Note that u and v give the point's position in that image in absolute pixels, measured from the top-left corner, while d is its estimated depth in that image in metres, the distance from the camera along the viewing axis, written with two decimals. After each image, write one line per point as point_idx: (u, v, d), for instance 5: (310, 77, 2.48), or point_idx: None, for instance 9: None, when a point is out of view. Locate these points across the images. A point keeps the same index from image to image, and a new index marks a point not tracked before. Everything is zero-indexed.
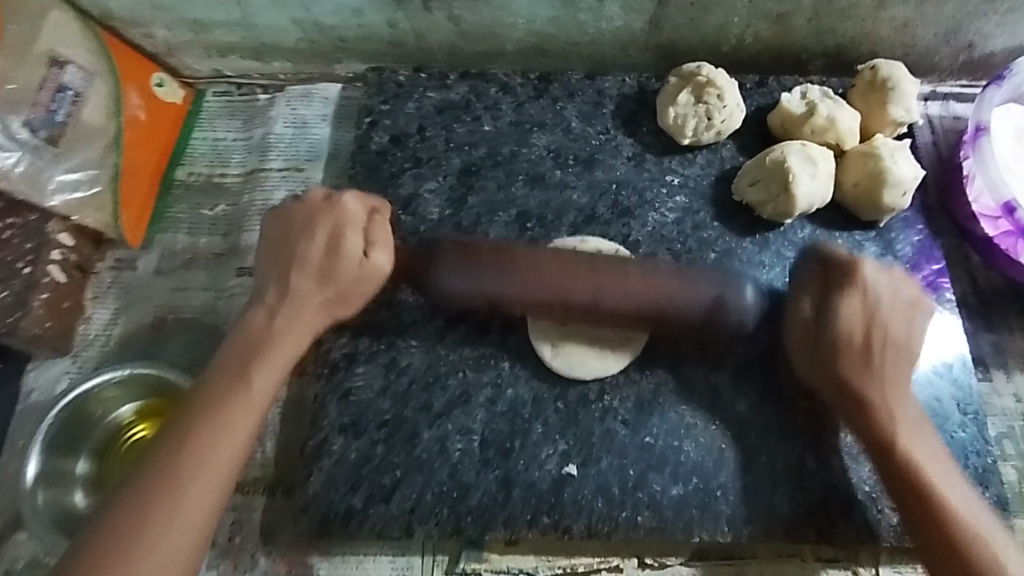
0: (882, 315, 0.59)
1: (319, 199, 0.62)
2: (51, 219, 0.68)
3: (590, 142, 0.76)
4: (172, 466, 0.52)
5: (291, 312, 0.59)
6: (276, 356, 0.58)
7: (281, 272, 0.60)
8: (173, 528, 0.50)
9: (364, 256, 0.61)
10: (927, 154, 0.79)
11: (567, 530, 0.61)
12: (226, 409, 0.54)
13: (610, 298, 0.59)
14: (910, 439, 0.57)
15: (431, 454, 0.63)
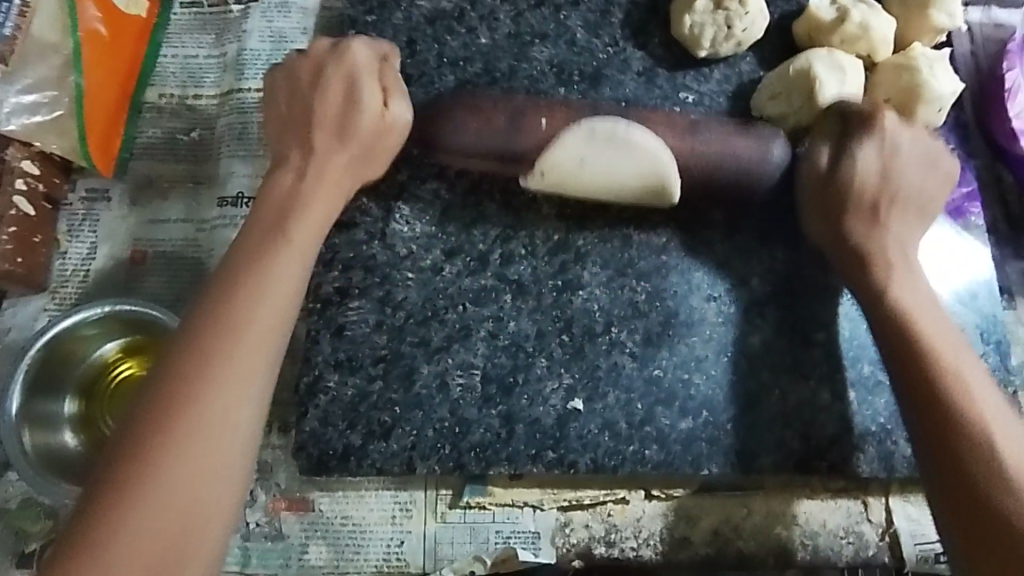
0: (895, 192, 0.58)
1: (326, 50, 0.60)
2: (11, 144, 0.64)
3: (596, 56, 0.70)
4: (197, 372, 0.46)
5: (316, 170, 0.57)
6: (306, 215, 0.55)
7: (295, 126, 0.58)
8: (206, 441, 0.45)
9: (379, 110, 0.59)
10: (965, 65, 0.72)
11: (572, 467, 0.59)
12: (253, 299, 0.49)
13: (645, 164, 0.60)
14: (922, 314, 0.55)
15: (429, 391, 0.60)
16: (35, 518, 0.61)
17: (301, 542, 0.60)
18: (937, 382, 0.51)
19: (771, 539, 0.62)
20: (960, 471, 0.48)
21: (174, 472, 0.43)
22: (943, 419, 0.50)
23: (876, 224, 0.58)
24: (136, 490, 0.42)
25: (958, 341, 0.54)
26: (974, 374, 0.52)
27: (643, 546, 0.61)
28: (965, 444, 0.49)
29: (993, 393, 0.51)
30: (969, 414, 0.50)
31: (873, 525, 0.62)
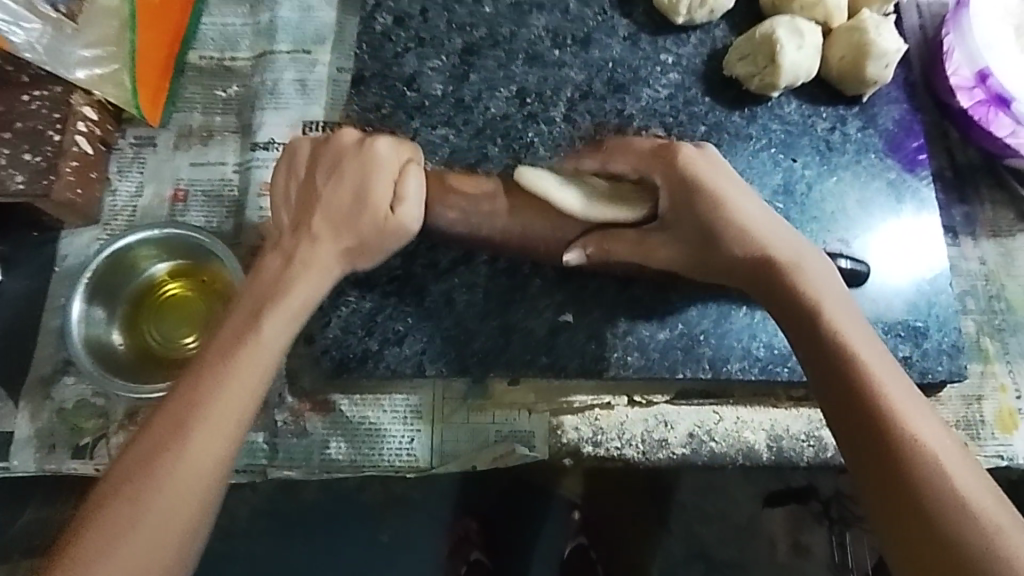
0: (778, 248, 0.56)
1: (352, 142, 0.63)
2: (74, 92, 0.72)
3: (587, 23, 0.79)
4: (173, 433, 0.49)
5: (303, 258, 0.59)
6: (287, 306, 0.56)
7: (303, 209, 0.61)
8: (171, 500, 0.47)
9: (387, 211, 0.61)
10: (914, 34, 0.82)
11: (562, 369, 0.67)
12: (232, 366, 0.52)
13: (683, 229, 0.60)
14: (821, 302, 0.53)
15: (438, 305, 0.68)
16: (88, 416, 0.69)
17: (324, 438, 0.69)
18: (859, 389, 0.48)
19: (739, 441, 0.69)
20: (848, 406, 0.48)
21: (137, 536, 0.46)
22: (845, 379, 0.49)
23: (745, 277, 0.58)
24: (105, 543, 0.46)
25: (881, 353, 0.51)
26: (869, 349, 0.51)
27: (626, 446, 0.69)
28: (863, 407, 0.47)
29: (892, 367, 0.50)
30: (865, 376, 0.49)
31: (832, 431, 0.70)
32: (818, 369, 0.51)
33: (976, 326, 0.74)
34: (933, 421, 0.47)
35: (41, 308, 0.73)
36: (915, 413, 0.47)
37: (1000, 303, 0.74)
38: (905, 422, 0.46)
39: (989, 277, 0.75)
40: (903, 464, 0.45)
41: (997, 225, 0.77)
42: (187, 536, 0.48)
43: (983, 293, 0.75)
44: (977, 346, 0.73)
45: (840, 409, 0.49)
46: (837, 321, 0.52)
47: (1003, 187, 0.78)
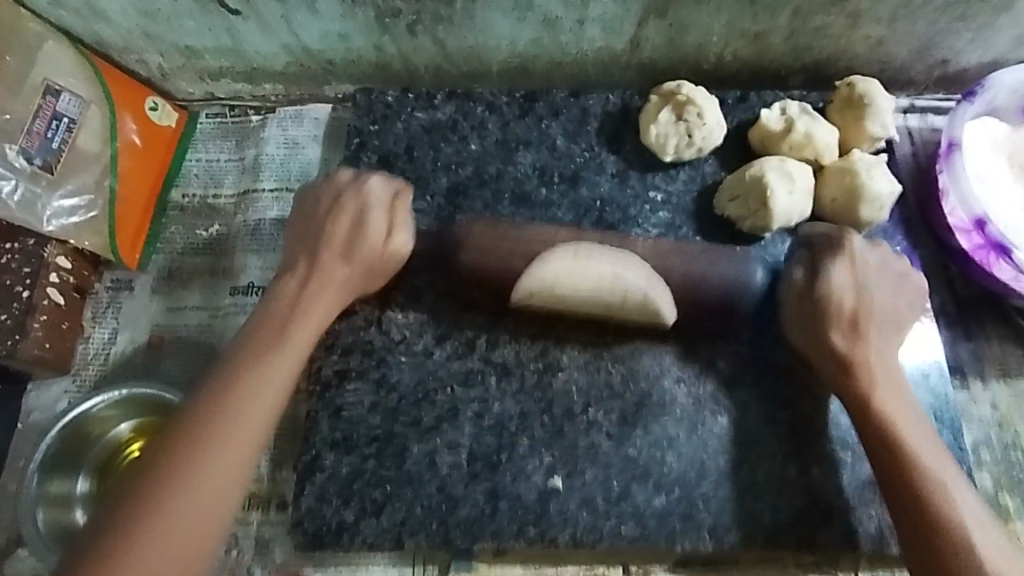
0: (870, 311, 0.62)
1: (347, 180, 0.65)
2: (49, 243, 0.70)
3: (574, 160, 0.78)
4: (248, 368, 0.56)
5: (318, 282, 0.62)
6: (308, 315, 0.61)
7: (307, 245, 0.63)
8: (240, 440, 0.54)
9: (384, 239, 0.64)
10: (905, 164, 0.81)
11: (553, 541, 0.62)
12: (305, 303, 0.61)
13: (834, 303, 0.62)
14: (880, 383, 0.60)
15: (420, 469, 0.64)
16: None
17: None
18: (916, 481, 0.55)
19: None
20: (903, 490, 0.55)
21: (216, 472, 0.52)
22: (902, 462, 0.56)
23: (857, 338, 0.61)
24: (183, 479, 0.51)
25: (932, 440, 0.58)
26: (914, 427, 0.58)
27: None
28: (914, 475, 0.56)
29: (930, 436, 0.58)
30: (905, 443, 0.57)
31: None
32: (887, 463, 0.57)
33: (993, 480, 0.69)
34: (971, 490, 0.56)
35: (2, 469, 0.69)
36: (958, 487, 0.55)
37: (1016, 453, 0.70)
38: (947, 492, 0.55)
39: (1002, 423, 0.71)
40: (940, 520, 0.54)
41: (1007, 365, 0.74)
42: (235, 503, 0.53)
43: (998, 442, 0.71)
44: (996, 503, 0.68)
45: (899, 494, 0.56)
46: (891, 407, 0.59)
47: (1009, 323, 0.75)
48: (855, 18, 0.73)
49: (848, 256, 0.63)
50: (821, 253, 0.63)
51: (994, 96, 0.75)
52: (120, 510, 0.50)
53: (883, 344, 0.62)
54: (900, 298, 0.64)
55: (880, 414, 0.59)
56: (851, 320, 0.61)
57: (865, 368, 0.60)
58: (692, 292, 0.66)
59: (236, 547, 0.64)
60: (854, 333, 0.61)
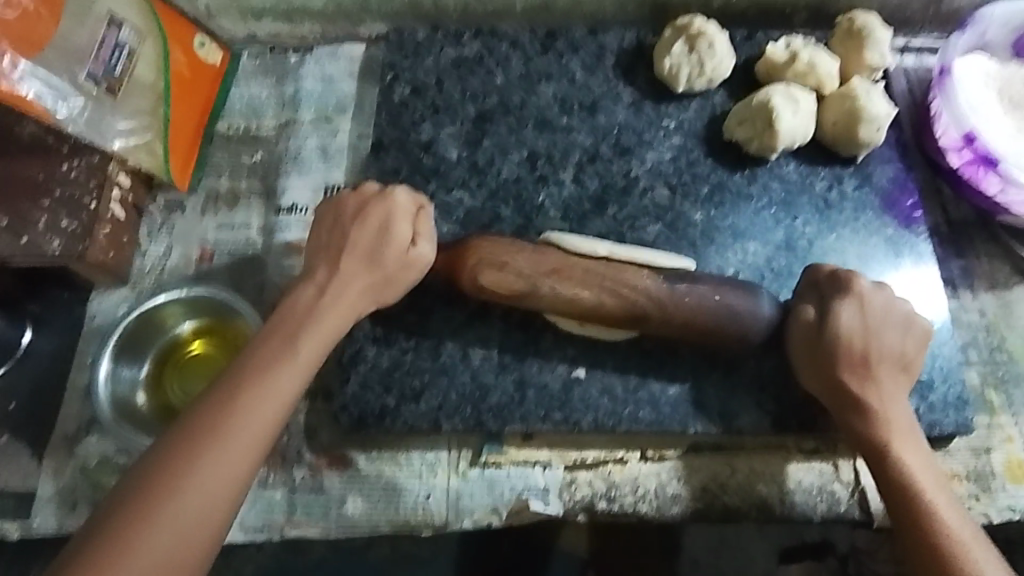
0: (878, 348, 0.63)
1: (374, 191, 0.69)
2: (111, 159, 0.76)
3: (593, 91, 0.84)
4: (253, 377, 0.58)
5: (336, 290, 0.64)
6: (322, 323, 0.62)
7: (331, 256, 0.66)
8: (238, 441, 0.55)
9: (408, 245, 0.67)
10: (903, 97, 0.86)
11: (576, 424, 0.68)
12: (318, 310, 0.63)
13: (843, 345, 0.63)
14: (890, 422, 0.62)
15: (454, 361, 0.70)
16: (110, 473, 0.69)
17: (341, 494, 0.69)
18: (920, 504, 0.58)
19: (753, 495, 0.69)
20: (906, 517, 0.58)
21: (212, 472, 0.54)
22: (904, 498, 0.59)
23: (866, 377, 0.63)
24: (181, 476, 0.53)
25: (931, 469, 0.61)
26: (917, 460, 0.61)
27: (640, 500, 0.69)
28: (917, 508, 0.58)
29: (929, 468, 0.61)
30: (906, 473, 0.60)
31: (843, 484, 0.70)
32: (893, 494, 0.59)
33: (979, 377, 0.75)
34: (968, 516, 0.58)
35: (69, 367, 0.75)
36: (954, 515, 0.58)
37: (1002, 354, 0.76)
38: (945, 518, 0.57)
39: (990, 328, 0.77)
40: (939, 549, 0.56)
41: (995, 277, 0.79)
42: (231, 503, 0.54)
43: (986, 345, 0.77)
44: (981, 398, 0.74)
45: (903, 519, 0.58)
46: (895, 440, 0.61)
47: (998, 240, 0.80)
48: None
49: (856, 298, 0.65)
50: (830, 297, 0.65)
51: (986, 30, 0.81)
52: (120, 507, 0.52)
53: (889, 377, 0.63)
54: (911, 335, 0.65)
55: (886, 447, 0.61)
56: (860, 359, 0.63)
57: (872, 404, 0.62)
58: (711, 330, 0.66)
59: (286, 433, 0.70)
60: (863, 372, 0.63)
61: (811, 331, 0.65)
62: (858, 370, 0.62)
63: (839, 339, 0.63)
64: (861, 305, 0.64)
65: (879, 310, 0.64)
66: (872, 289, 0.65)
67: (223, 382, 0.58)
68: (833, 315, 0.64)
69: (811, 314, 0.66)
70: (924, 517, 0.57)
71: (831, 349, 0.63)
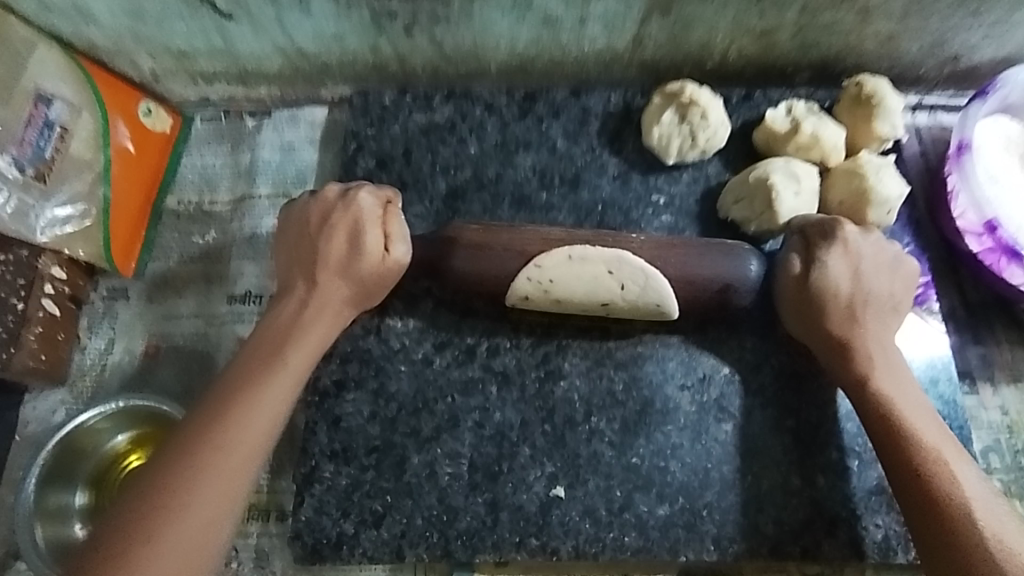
0: (867, 299, 0.61)
1: (336, 195, 0.64)
2: (42, 253, 0.69)
3: (575, 162, 0.77)
4: (249, 385, 0.57)
5: (317, 302, 0.62)
6: (307, 336, 0.60)
7: (303, 264, 0.63)
8: (235, 455, 0.54)
9: (381, 252, 0.62)
10: (916, 163, 0.79)
11: (554, 552, 0.61)
12: (303, 321, 0.61)
13: (830, 295, 0.61)
14: (887, 380, 0.59)
15: (418, 481, 0.63)
16: None
17: None
18: (931, 478, 0.54)
19: None
20: (922, 514, 0.54)
21: (217, 480, 0.52)
22: (890, 431, 0.57)
23: (857, 328, 0.61)
24: (187, 493, 0.51)
25: (937, 423, 0.58)
26: (925, 421, 0.58)
27: None
28: (909, 451, 0.56)
29: (935, 423, 0.58)
30: (914, 438, 0.56)
31: None
32: (896, 458, 0.56)
33: (1003, 488, 0.68)
34: (976, 474, 0.55)
35: (0, 481, 0.68)
36: (966, 473, 0.55)
37: None
38: (963, 491, 0.53)
39: (1012, 429, 0.70)
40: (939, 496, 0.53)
41: (1017, 369, 0.72)
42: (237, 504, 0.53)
43: (1009, 448, 0.69)
44: None
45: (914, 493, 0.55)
46: (895, 397, 0.58)
47: (1018, 325, 0.73)
48: (864, 14, 0.71)
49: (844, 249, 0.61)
50: (816, 243, 0.62)
51: (1006, 95, 0.73)
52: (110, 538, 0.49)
53: (878, 322, 0.61)
54: (902, 271, 0.64)
55: (886, 412, 0.58)
56: (851, 308, 0.61)
57: (867, 363, 0.60)
58: (700, 294, 0.63)
59: (237, 558, 0.64)
60: (851, 322, 0.61)
61: (801, 280, 0.62)
62: (844, 321, 0.61)
63: (828, 291, 0.61)
64: (848, 244, 0.62)
65: (873, 268, 0.62)
66: (863, 235, 0.63)
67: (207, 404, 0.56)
68: (819, 263, 0.61)
69: (800, 259, 0.63)
70: (937, 489, 0.54)
71: (821, 306, 0.61)
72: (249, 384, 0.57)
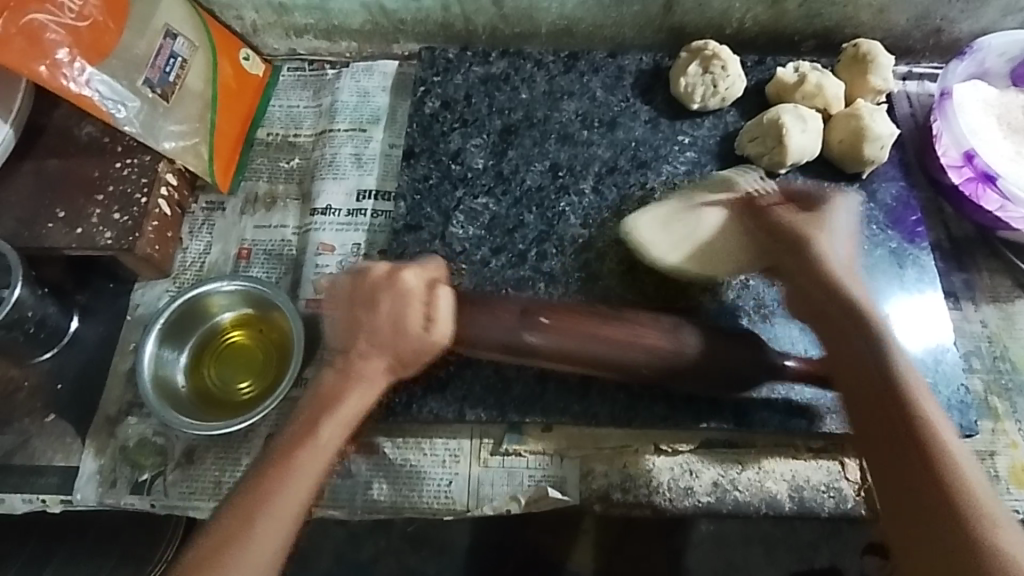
0: (855, 275, 0.67)
1: (381, 274, 0.66)
2: (160, 160, 0.81)
3: (612, 108, 0.89)
4: (293, 444, 0.60)
5: (351, 374, 0.64)
6: (347, 402, 0.63)
7: (346, 339, 0.65)
8: (281, 513, 0.56)
9: (423, 329, 0.65)
10: (906, 122, 0.91)
11: (593, 417, 0.71)
12: (341, 391, 0.63)
13: (827, 273, 0.67)
14: (896, 350, 0.61)
15: (477, 355, 0.74)
16: (148, 453, 0.73)
17: (367, 479, 0.73)
18: (922, 438, 0.55)
19: (762, 492, 0.72)
20: (921, 487, 0.54)
21: (261, 546, 0.55)
22: (890, 398, 0.58)
23: (840, 291, 0.65)
24: (241, 543, 0.55)
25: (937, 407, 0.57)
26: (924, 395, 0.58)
27: (653, 493, 0.72)
28: (904, 418, 0.57)
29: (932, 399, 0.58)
30: (915, 407, 0.57)
31: (851, 483, 0.72)
32: (880, 420, 0.58)
33: (983, 385, 0.78)
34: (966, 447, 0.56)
35: (112, 353, 0.79)
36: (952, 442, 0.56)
37: (1004, 364, 0.79)
38: (952, 457, 0.54)
39: (992, 338, 0.80)
40: (938, 472, 0.54)
41: (996, 291, 0.83)
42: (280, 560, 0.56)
43: (988, 354, 0.80)
44: (985, 404, 0.77)
45: (897, 461, 0.55)
46: (902, 363, 0.60)
47: (999, 256, 0.84)
48: None
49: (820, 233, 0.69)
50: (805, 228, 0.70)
51: (983, 59, 0.85)
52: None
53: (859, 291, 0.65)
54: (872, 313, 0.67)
55: (873, 374, 0.60)
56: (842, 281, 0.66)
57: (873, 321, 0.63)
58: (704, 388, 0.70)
59: None
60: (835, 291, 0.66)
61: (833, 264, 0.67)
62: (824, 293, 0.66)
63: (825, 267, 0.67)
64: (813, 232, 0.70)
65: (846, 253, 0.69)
66: (817, 225, 0.70)
67: (253, 472, 0.59)
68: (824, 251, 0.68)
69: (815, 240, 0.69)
70: (931, 452, 0.54)
71: (830, 279, 0.66)
72: (294, 449, 0.59)
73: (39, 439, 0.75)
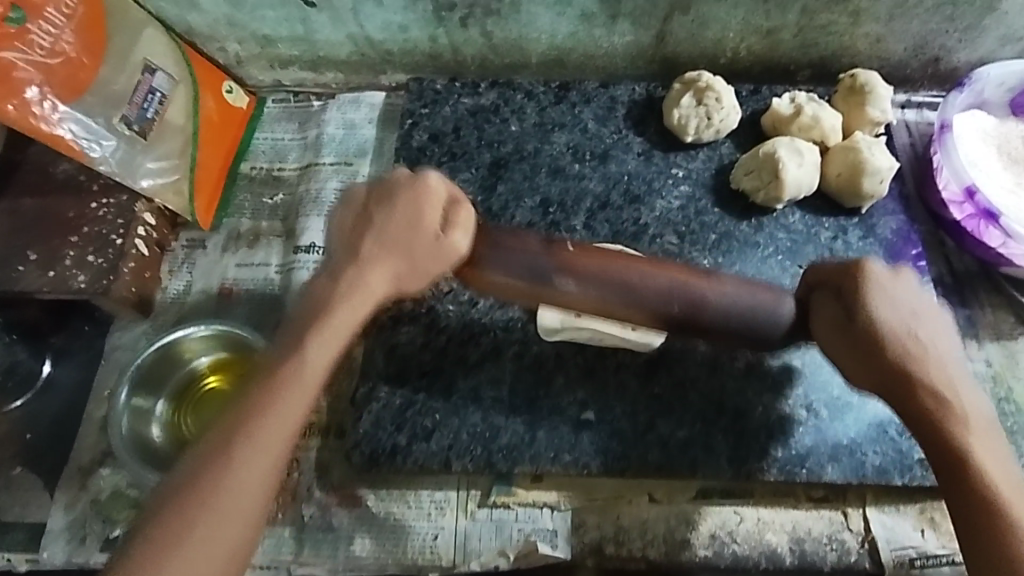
0: (910, 334, 0.56)
1: (404, 177, 0.62)
2: (138, 199, 0.79)
3: (604, 140, 0.87)
4: (285, 365, 0.55)
5: (354, 279, 0.59)
6: (345, 318, 0.58)
7: (354, 240, 0.60)
8: (265, 448, 0.52)
9: (440, 234, 0.60)
10: (905, 153, 0.89)
11: (584, 467, 0.69)
12: (339, 301, 0.58)
13: (890, 341, 0.56)
14: (976, 433, 0.54)
15: (464, 402, 0.71)
16: (122, 506, 0.71)
17: (349, 533, 0.70)
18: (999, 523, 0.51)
19: (761, 543, 0.69)
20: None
21: (241, 482, 0.51)
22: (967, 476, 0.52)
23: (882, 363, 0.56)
24: (216, 478, 0.51)
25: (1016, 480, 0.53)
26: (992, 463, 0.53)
27: (648, 546, 0.69)
28: (986, 499, 0.51)
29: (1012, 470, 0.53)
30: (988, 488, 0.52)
31: (854, 534, 0.70)
32: (962, 501, 0.52)
33: None
34: None
35: (88, 398, 0.76)
36: None
37: (1009, 406, 0.76)
38: None
39: (996, 378, 0.78)
40: None
41: (1000, 328, 0.80)
42: (265, 502, 0.53)
43: (993, 395, 0.77)
44: None
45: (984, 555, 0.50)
46: (983, 452, 0.53)
47: (1002, 291, 0.82)
48: (855, 17, 0.82)
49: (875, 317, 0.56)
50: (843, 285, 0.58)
51: (982, 89, 0.83)
52: (150, 521, 0.50)
53: (957, 393, 0.55)
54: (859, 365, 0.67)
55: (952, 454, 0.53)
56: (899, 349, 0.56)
57: (936, 393, 0.55)
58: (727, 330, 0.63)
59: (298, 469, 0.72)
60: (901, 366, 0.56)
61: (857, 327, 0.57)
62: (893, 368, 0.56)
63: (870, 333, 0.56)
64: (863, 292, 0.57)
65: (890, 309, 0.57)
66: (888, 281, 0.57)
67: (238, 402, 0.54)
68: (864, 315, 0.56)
69: (843, 305, 0.58)
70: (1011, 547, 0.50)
71: (881, 353, 0.56)
72: (280, 368, 0.55)
73: (9, 491, 0.72)
